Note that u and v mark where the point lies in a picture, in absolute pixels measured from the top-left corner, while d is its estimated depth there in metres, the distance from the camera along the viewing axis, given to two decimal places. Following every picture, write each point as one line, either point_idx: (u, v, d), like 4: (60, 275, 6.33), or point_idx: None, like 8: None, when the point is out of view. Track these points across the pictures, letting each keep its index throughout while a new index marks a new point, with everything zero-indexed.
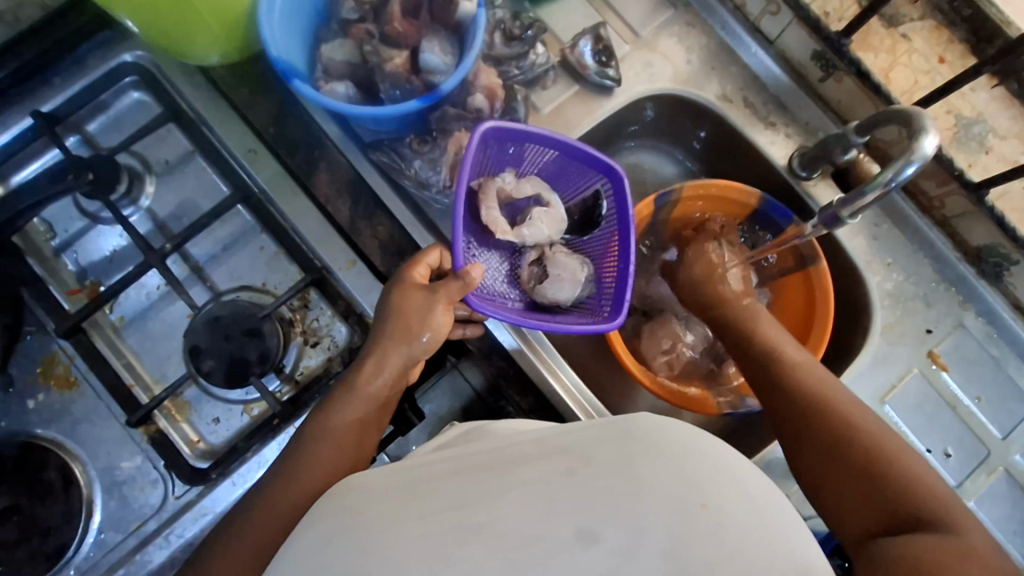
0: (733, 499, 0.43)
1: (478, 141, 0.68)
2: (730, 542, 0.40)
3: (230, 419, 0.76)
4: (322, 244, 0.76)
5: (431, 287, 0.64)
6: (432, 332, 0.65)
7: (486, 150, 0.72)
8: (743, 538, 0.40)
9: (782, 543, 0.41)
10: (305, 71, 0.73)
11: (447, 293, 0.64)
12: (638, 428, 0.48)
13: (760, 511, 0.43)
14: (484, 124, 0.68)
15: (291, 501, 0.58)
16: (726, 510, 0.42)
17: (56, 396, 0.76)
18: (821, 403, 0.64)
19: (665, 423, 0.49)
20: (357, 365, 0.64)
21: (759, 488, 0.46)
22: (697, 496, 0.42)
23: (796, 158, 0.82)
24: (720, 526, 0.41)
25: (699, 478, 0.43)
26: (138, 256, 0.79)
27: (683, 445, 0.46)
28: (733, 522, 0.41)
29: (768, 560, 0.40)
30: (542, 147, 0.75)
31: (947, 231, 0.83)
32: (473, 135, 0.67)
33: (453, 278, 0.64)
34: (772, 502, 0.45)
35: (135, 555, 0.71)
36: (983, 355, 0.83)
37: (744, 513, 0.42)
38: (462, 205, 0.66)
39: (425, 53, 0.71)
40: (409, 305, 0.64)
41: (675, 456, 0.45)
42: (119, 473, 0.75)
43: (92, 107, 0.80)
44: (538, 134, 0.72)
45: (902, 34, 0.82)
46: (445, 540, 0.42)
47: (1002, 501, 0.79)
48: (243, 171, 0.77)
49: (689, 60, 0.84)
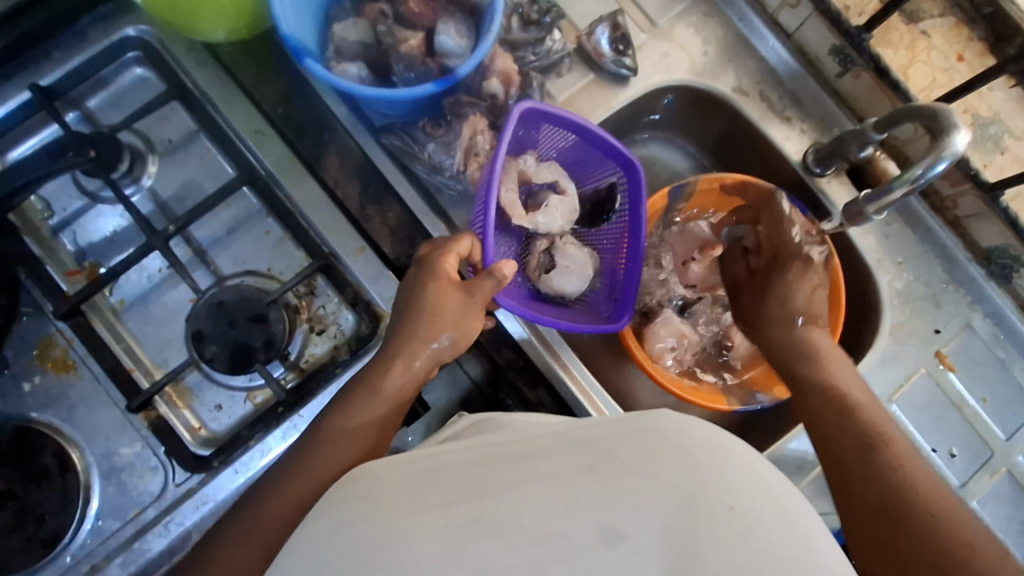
0: (758, 499, 0.42)
1: (511, 123, 0.66)
2: (755, 547, 0.39)
3: (232, 407, 0.75)
4: (330, 230, 0.74)
5: (467, 287, 0.64)
6: (457, 335, 0.64)
7: (517, 132, 0.71)
8: (770, 542, 0.39)
9: (809, 547, 0.40)
10: (316, 51, 0.71)
11: (484, 295, 0.65)
12: (662, 423, 0.47)
13: (785, 513, 0.42)
14: (524, 102, 0.67)
15: (298, 491, 0.56)
16: (751, 515, 0.41)
17: (53, 379, 0.74)
18: (861, 436, 0.62)
19: (687, 418, 0.47)
20: (376, 362, 0.63)
21: (783, 492, 0.45)
22: (722, 499, 0.41)
23: (810, 153, 0.81)
24: (745, 530, 0.40)
25: (721, 479, 0.42)
26: (139, 238, 0.77)
27: (708, 446, 0.45)
28: (759, 526, 0.40)
29: (796, 564, 0.39)
30: (565, 132, 0.74)
31: (958, 232, 0.83)
32: (511, 114, 0.66)
33: (486, 275, 0.65)
34: (796, 506, 0.44)
35: (134, 542, 0.69)
36: (989, 356, 0.83)
37: (770, 517, 0.41)
38: (494, 188, 0.65)
39: (441, 36, 0.70)
40: (441, 303, 0.63)
41: (699, 455, 0.44)
42: (118, 459, 0.73)
43: (92, 83, 0.77)
44: (569, 119, 0.70)
45: (921, 32, 0.82)
46: (462, 533, 0.41)
47: (1004, 501, 0.79)
48: (249, 152, 0.75)
49: (706, 51, 0.83)
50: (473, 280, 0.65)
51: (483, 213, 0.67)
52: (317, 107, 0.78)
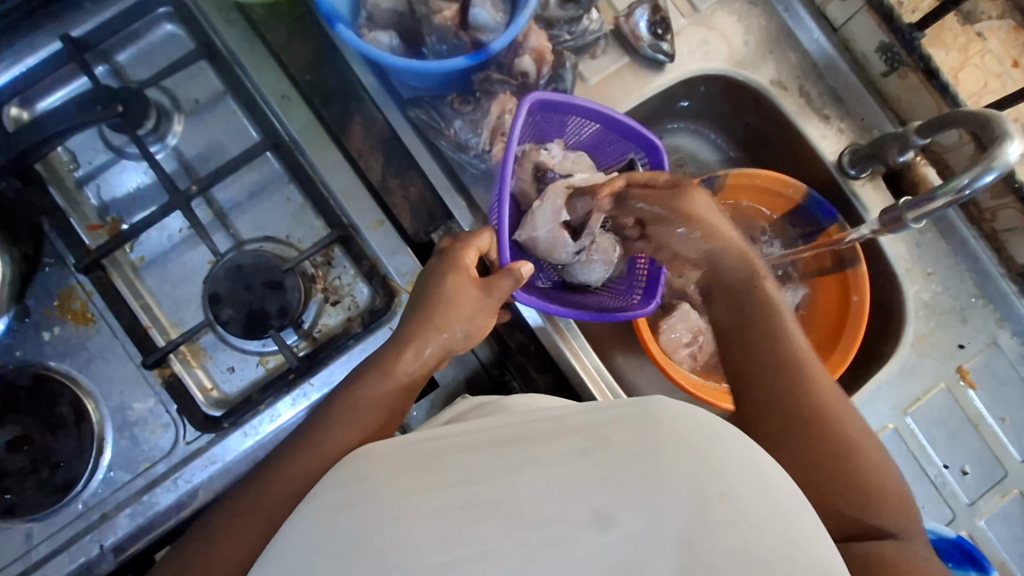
0: (753, 490, 0.41)
1: (524, 110, 0.66)
2: (745, 534, 0.38)
3: (244, 370, 0.76)
4: (351, 201, 0.73)
5: (485, 284, 0.64)
6: (470, 329, 0.64)
7: (531, 121, 0.70)
8: (761, 534, 0.38)
9: (803, 544, 0.39)
10: (348, 17, 0.69)
11: (501, 293, 0.64)
12: (657, 412, 0.46)
13: (779, 505, 0.41)
14: (531, 94, 0.66)
15: (303, 460, 0.57)
16: (744, 502, 0.40)
17: (72, 330, 0.75)
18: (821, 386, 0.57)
19: (685, 408, 0.47)
20: (388, 349, 0.62)
21: (776, 477, 0.43)
22: (715, 485, 0.40)
23: (847, 154, 0.78)
24: (738, 517, 0.39)
25: (719, 468, 0.41)
26: (162, 196, 0.78)
27: (702, 435, 0.44)
28: (750, 514, 0.39)
29: (787, 561, 0.37)
30: (585, 120, 0.72)
31: (993, 245, 0.81)
32: (522, 104, 0.65)
33: (503, 274, 0.63)
34: (787, 490, 0.43)
35: (143, 495, 0.71)
36: (1013, 376, 0.81)
37: (761, 504, 0.40)
38: (508, 174, 0.64)
39: (475, 9, 0.67)
40: (459, 298, 0.63)
41: (694, 441, 0.43)
42: (131, 414, 0.74)
43: (123, 36, 0.77)
44: (583, 107, 0.69)
45: (976, 33, 0.78)
46: (458, 515, 0.41)
47: (1013, 523, 0.78)
48: (273, 116, 0.74)
49: (747, 41, 0.80)
50: (491, 277, 0.64)
51: (498, 204, 0.65)
52: (347, 75, 0.77)
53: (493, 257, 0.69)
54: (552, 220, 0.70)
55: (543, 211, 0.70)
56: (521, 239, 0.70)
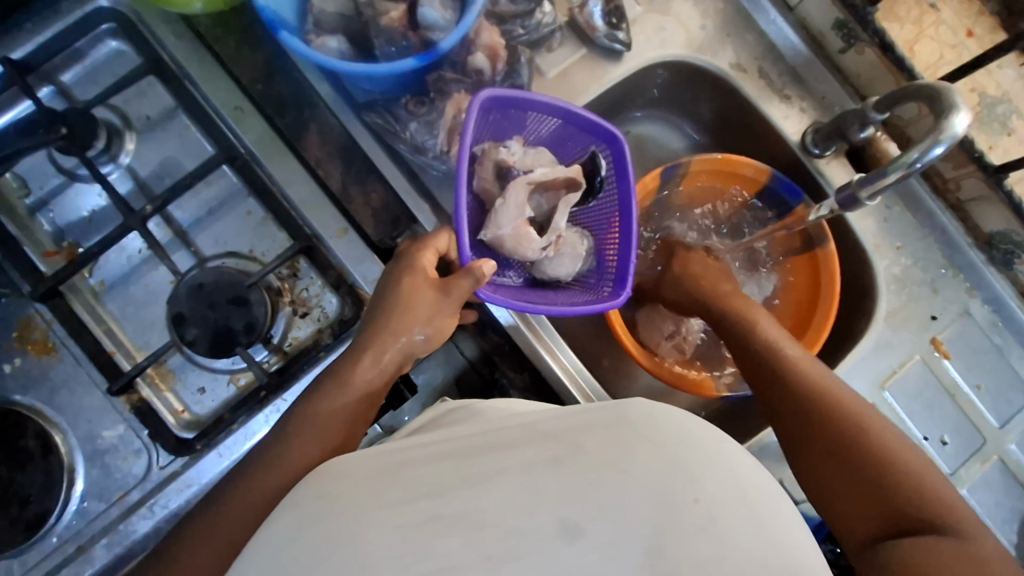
0: (728, 493, 0.41)
1: (478, 109, 0.64)
2: (718, 540, 0.38)
3: (215, 389, 0.74)
4: (312, 211, 0.71)
5: (442, 286, 0.62)
6: (430, 332, 0.63)
7: (488, 119, 0.69)
8: (735, 541, 0.38)
9: (780, 546, 0.39)
10: (294, 23, 0.68)
11: (460, 293, 0.62)
12: (631, 415, 0.45)
13: (753, 507, 0.41)
14: (483, 92, 0.64)
15: (270, 480, 0.56)
16: (717, 506, 0.40)
17: (34, 361, 0.73)
18: (804, 402, 0.61)
19: (658, 407, 0.46)
20: (349, 359, 0.61)
21: (748, 473, 0.44)
22: (688, 491, 0.40)
23: (810, 133, 0.78)
24: (709, 522, 0.39)
25: (691, 470, 0.41)
26: (118, 217, 0.76)
27: (676, 435, 0.44)
28: (724, 518, 0.39)
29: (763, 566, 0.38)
30: (543, 115, 0.71)
31: (959, 216, 0.81)
32: (474, 103, 0.63)
33: (462, 274, 0.61)
34: (760, 487, 0.43)
35: (119, 524, 0.69)
36: (986, 343, 0.81)
37: (733, 504, 0.40)
38: (463, 174, 0.63)
39: (423, 7, 0.65)
40: (415, 301, 0.62)
41: (665, 444, 0.43)
42: (101, 442, 0.72)
43: (66, 56, 0.75)
44: (538, 101, 0.68)
45: (930, 5, 0.78)
46: (417, 531, 0.40)
47: (994, 489, 0.78)
48: (227, 129, 0.72)
49: (703, 25, 0.79)
50: (449, 278, 0.62)
51: (455, 204, 0.64)
52: (300, 83, 0.76)
53: (453, 257, 0.68)
54: (516, 218, 0.69)
55: (506, 209, 0.69)
56: (487, 239, 0.69)
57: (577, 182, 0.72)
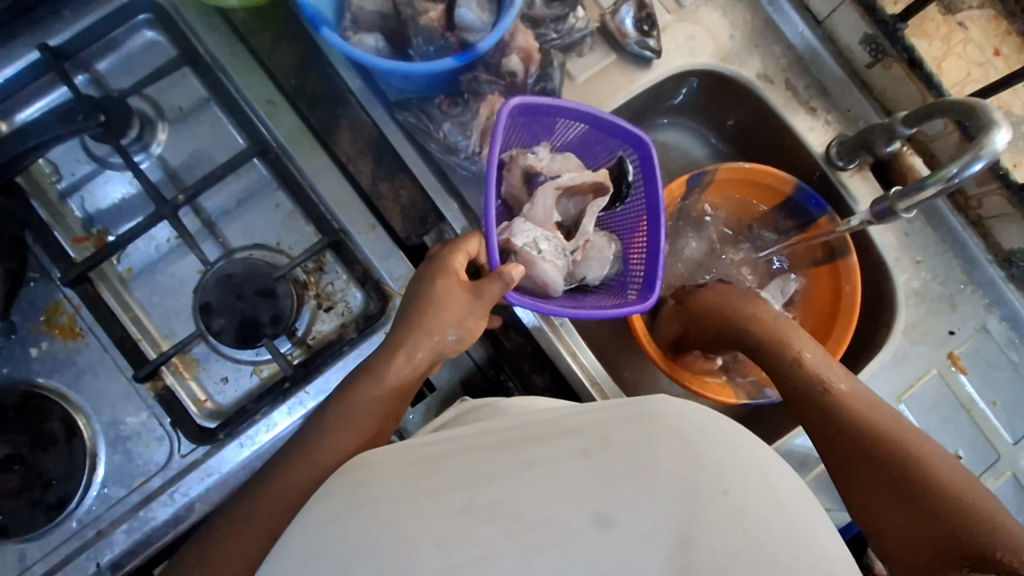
0: (756, 491, 0.41)
1: (506, 117, 0.65)
2: (749, 531, 0.38)
3: (238, 380, 0.75)
4: (342, 207, 0.72)
5: (475, 288, 0.63)
6: (462, 333, 0.64)
7: (516, 125, 0.69)
8: (766, 533, 0.38)
9: (809, 543, 0.39)
10: (332, 19, 0.69)
11: (491, 296, 0.63)
12: (655, 410, 0.47)
13: (784, 507, 0.41)
14: (512, 100, 0.65)
15: (300, 469, 0.56)
16: (745, 498, 0.40)
17: (60, 345, 0.74)
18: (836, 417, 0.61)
19: (682, 406, 0.47)
20: (382, 355, 0.62)
21: (775, 473, 0.44)
22: (717, 482, 0.41)
23: (835, 146, 0.79)
24: (740, 513, 0.39)
25: (720, 465, 0.42)
26: (147, 206, 0.76)
27: (701, 430, 0.45)
28: (754, 511, 0.40)
29: (794, 559, 0.37)
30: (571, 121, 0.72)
31: (980, 232, 0.82)
32: (502, 111, 0.63)
33: (494, 278, 0.62)
34: (788, 486, 0.44)
35: (138, 511, 0.70)
36: (1003, 360, 0.82)
37: (762, 499, 0.41)
38: (491, 183, 0.63)
39: (462, 9, 0.66)
40: (447, 303, 0.62)
41: (693, 437, 0.44)
42: (124, 428, 0.73)
43: (102, 45, 0.76)
44: (568, 109, 0.68)
45: (958, 23, 0.79)
46: (455, 519, 0.41)
47: (1007, 505, 0.79)
48: (259, 122, 0.73)
49: (733, 35, 0.80)
50: (481, 281, 0.63)
51: (484, 210, 0.65)
52: (332, 79, 0.77)
53: (482, 262, 0.69)
54: (544, 220, 0.71)
55: (534, 214, 0.71)
56: (522, 263, 0.67)
57: (604, 186, 0.73)
